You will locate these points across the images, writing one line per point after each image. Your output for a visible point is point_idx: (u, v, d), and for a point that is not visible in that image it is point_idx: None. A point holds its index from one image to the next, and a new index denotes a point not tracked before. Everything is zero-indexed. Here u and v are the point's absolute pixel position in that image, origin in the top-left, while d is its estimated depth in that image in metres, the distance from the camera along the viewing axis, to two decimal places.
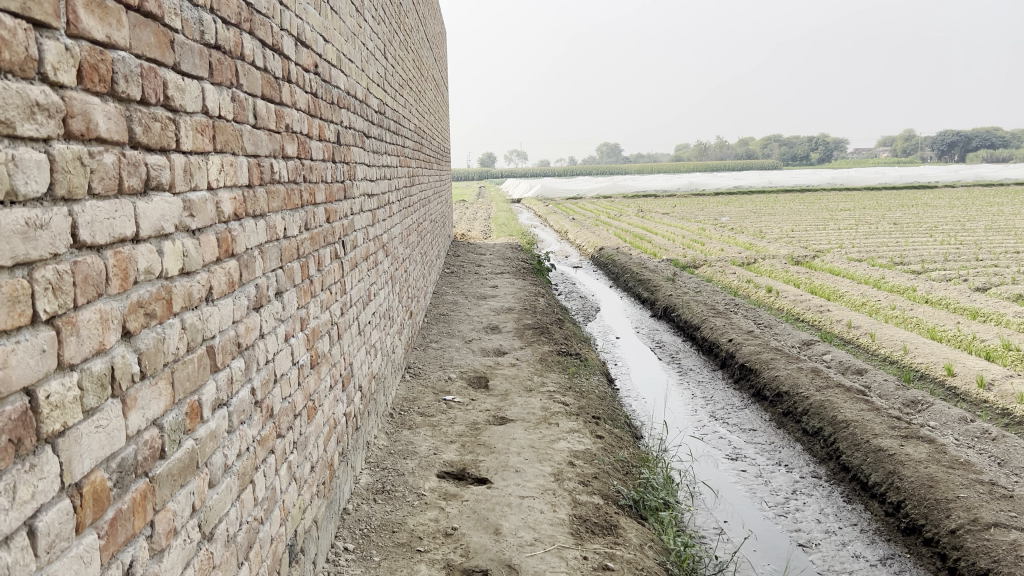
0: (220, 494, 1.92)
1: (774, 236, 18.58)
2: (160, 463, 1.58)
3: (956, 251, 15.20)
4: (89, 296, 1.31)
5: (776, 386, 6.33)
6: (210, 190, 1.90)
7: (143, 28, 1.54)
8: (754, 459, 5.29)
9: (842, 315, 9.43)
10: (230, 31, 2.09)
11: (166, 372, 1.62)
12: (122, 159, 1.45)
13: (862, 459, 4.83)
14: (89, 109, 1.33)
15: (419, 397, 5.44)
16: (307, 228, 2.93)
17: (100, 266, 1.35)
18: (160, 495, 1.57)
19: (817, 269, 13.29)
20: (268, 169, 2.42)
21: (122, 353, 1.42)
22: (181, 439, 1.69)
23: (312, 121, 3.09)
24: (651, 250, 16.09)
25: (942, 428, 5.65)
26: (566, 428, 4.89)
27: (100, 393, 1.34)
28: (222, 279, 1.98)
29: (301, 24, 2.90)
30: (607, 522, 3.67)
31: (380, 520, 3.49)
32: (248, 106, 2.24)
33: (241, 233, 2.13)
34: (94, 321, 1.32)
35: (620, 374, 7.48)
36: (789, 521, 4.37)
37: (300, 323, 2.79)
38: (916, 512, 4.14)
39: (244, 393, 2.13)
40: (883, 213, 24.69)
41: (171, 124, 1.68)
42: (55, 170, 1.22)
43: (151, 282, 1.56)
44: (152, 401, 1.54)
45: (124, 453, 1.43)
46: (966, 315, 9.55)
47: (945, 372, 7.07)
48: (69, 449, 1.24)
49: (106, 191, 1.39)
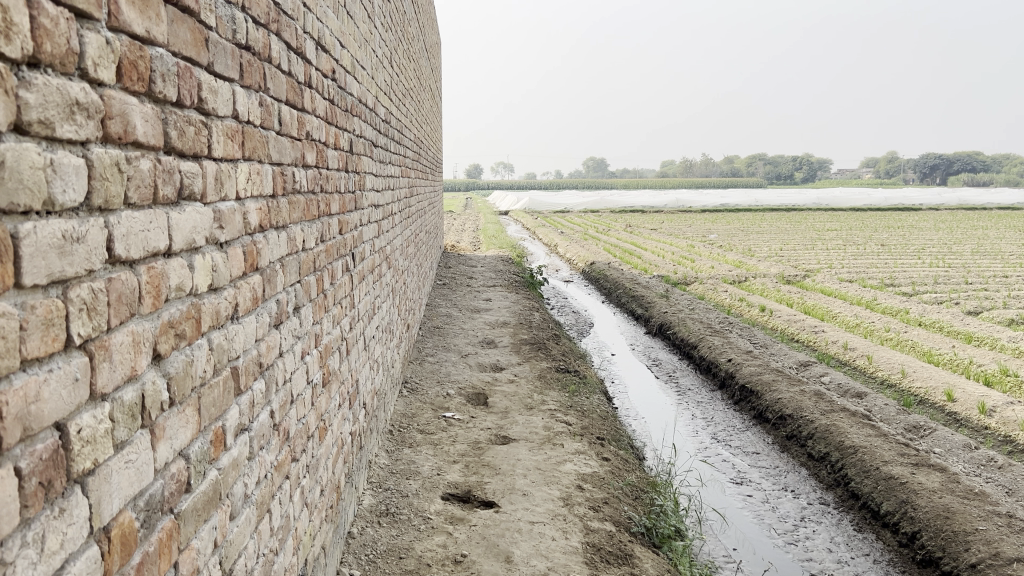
0: (240, 527, 1.79)
1: (763, 255, 18.57)
2: (185, 497, 1.44)
3: (945, 274, 15.22)
4: (122, 317, 1.18)
5: (778, 408, 6.25)
6: (238, 200, 1.78)
7: (179, 24, 1.41)
8: (759, 483, 5.19)
9: (836, 336, 9.37)
10: (259, 32, 1.97)
11: (192, 399, 1.48)
12: (158, 166, 1.32)
13: (873, 487, 4.75)
14: (127, 111, 1.20)
15: (418, 414, 5.30)
16: (322, 241, 2.80)
17: (133, 284, 1.22)
18: (184, 533, 1.43)
19: (810, 289, 13.24)
20: (290, 178, 2.30)
21: (153, 379, 1.30)
22: (206, 470, 1.56)
23: (330, 128, 2.97)
24: (641, 265, 16.02)
25: (948, 454, 5.57)
26: (572, 449, 4.77)
27: (131, 425, 1.21)
28: (247, 296, 1.85)
29: (321, 28, 2.78)
30: (621, 551, 3.56)
31: (386, 545, 3.35)
32: (274, 111, 2.12)
33: (265, 246, 2.00)
34: (127, 345, 1.19)
35: (619, 393, 7.37)
36: (799, 550, 4.27)
37: (314, 340, 2.66)
38: (933, 544, 4.05)
39: (264, 417, 1.99)
40: (871, 233, 24.76)
41: (204, 128, 1.56)
42: (92, 177, 1.09)
43: (181, 300, 1.43)
44: (179, 430, 1.41)
45: (152, 489, 1.29)
46: (961, 339, 9.49)
47: (944, 397, 6.99)
48: (99, 489, 1.10)
49: (142, 200, 1.26)
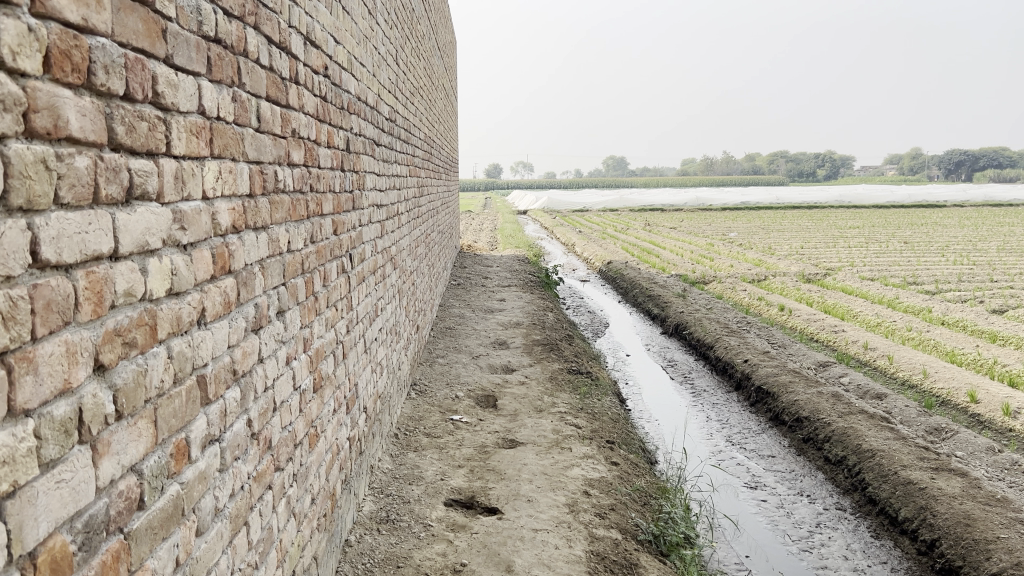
0: (210, 542, 1.70)
1: (783, 253, 18.36)
2: (138, 516, 1.36)
3: (969, 271, 14.97)
4: (52, 325, 1.10)
5: (795, 410, 6.11)
6: (205, 200, 1.70)
7: (128, 13, 1.33)
8: (774, 488, 5.06)
9: (857, 336, 9.19)
10: (232, 24, 1.89)
11: (147, 410, 1.40)
12: (99, 164, 1.24)
13: (891, 492, 4.61)
14: (59, 104, 1.12)
15: (425, 417, 5.22)
16: (312, 242, 2.72)
17: (66, 290, 1.13)
18: (137, 553, 1.35)
19: (830, 287, 13.06)
20: (271, 177, 2.21)
21: (94, 392, 1.21)
22: (165, 485, 1.48)
23: (321, 126, 2.88)
24: (659, 264, 15.86)
25: (970, 457, 5.40)
26: (580, 453, 4.67)
27: (64, 442, 1.12)
28: (217, 300, 1.76)
29: (310, 23, 2.70)
30: (626, 560, 3.45)
31: (383, 553, 3.26)
32: (251, 108, 2.04)
33: (239, 249, 1.92)
34: (58, 355, 1.11)
35: (632, 394, 7.24)
36: (814, 557, 4.15)
37: (303, 344, 2.58)
38: (953, 552, 3.91)
39: (239, 426, 1.91)
40: (895, 230, 24.41)
41: (161, 124, 1.47)
42: (10, 176, 1.01)
43: (131, 306, 1.34)
44: (129, 445, 1.32)
45: (93, 510, 1.20)
46: (985, 338, 9.27)
47: (967, 398, 6.81)
48: (21, 512, 1.02)
49: (78, 201, 1.18)
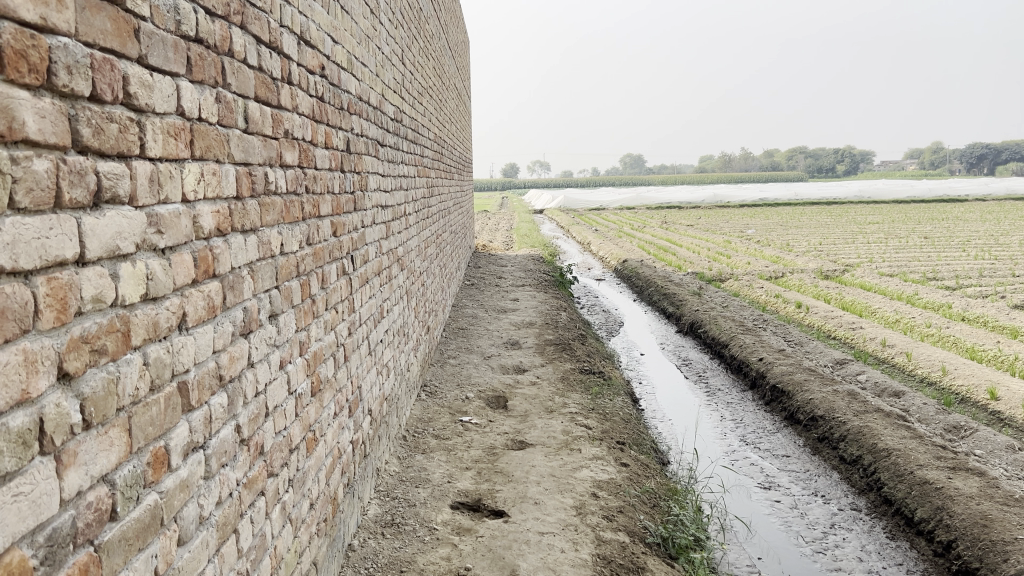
0: (194, 550, 1.67)
1: (801, 249, 18.17)
2: (110, 527, 1.33)
3: (992, 266, 14.74)
4: (7, 334, 1.07)
5: (810, 408, 6.02)
6: (186, 202, 1.66)
7: (95, 12, 1.30)
8: (788, 488, 4.99)
9: (876, 333, 9.05)
10: (216, 24, 1.85)
11: (121, 418, 1.37)
12: (62, 167, 1.20)
13: (906, 492, 4.53)
14: (13, 106, 1.09)
15: (434, 418, 5.18)
16: (308, 244, 2.69)
17: (25, 297, 1.11)
18: (109, 565, 1.32)
19: (848, 283, 12.90)
20: (261, 180, 2.18)
21: (58, 401, 1.18)
22: (142, 494, 1.45)
23: (317, 127, 2.84)
24: (676, 262, 15.76)
25: (990, 456, 5.29)
26: (589, 454, 4.61)
27: (21, 455, 1.09)
28: (200, 305, 1.73)
29: (305, 22, 2.67)
30: (633, 564, 3.40)
31: (387, 557, 3.22)
32: (237, 108, 2.00)
33: (225, 252, 1.88)
34: (15, 364, 1.08)
35: (646, 394, 7.17)
36: (828, 559, 4.08)
37: (299, 348, 2.55)
38: (969, 554, 3.82)
39: (227, 432, 1.88)
40: (915, 226, 24.11)
41: (134, 125, 1.44)
42: None
43: (101, 313, 1.31)
44: (98, 455, 1.29)
45: (57, 522, 1.17)
46: (1006, 334, 9.11)
47: (988, 396, 6.67)
48: None
49: (37, 205, 1.15)
